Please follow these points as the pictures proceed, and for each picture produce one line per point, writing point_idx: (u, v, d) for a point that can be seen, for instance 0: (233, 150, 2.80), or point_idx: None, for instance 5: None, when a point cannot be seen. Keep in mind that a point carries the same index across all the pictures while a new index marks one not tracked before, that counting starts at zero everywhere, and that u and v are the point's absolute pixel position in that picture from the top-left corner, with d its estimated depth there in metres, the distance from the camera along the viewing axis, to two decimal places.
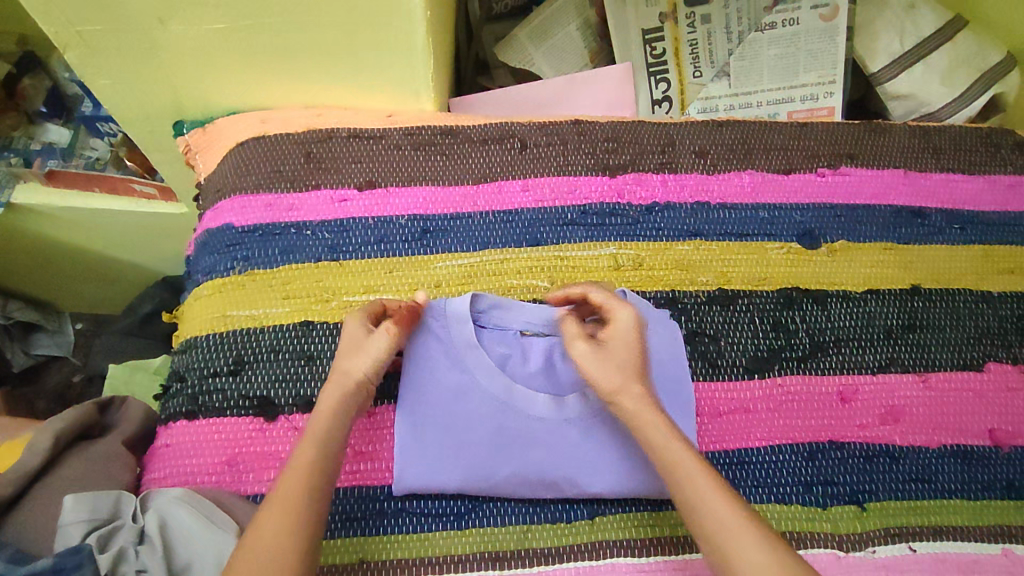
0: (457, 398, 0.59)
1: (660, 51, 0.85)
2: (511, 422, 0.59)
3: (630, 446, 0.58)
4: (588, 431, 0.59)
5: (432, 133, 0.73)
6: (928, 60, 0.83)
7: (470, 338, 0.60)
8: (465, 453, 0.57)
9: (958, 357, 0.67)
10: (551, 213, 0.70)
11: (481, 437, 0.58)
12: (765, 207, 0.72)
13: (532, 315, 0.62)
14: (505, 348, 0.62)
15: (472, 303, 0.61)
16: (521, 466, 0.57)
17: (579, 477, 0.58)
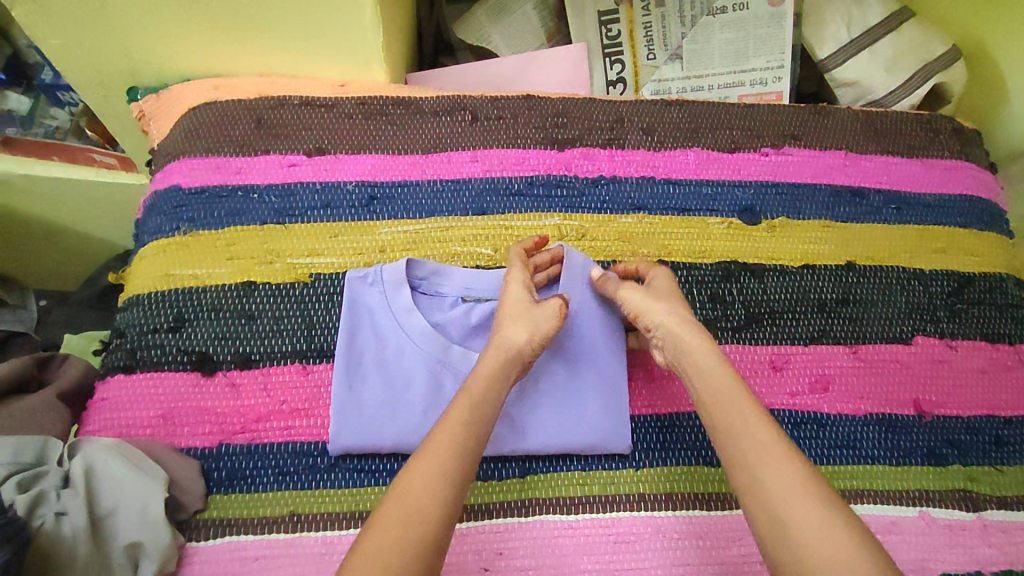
0: (395, 357, 0.60)
1: (615, 33, 0.87)
2: (447, 379, 0.60)
3: (563, 403, 0.60)
4: (524, 389, 0.61)
5: (384, 103, 0.74)
6: (874, 47, 0.85)
7: (406, 302, 0.62)
8: (402, 411, 0.58)
9: (888, 330, 0.69)
10: (499, 183, 0.72)
11: (417, 393, 0.59)
12: (709, 183, 0.74)
13: (470, 281, 0.64)
14: (442, 314, 0.63)
15: (409, 268, 0.63)
16: None
17: (512, 432, 0.59)
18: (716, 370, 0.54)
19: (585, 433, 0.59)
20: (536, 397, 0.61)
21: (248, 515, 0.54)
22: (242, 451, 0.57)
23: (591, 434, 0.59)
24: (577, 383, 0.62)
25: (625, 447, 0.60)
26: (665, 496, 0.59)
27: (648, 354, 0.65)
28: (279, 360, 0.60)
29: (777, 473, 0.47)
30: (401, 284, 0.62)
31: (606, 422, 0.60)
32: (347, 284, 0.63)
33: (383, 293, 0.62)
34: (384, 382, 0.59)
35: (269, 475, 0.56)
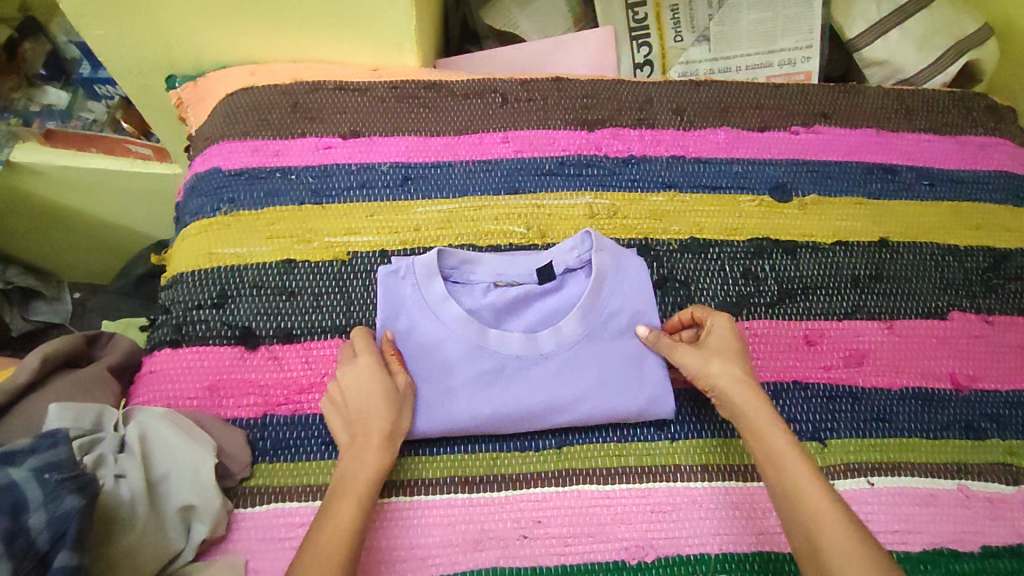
0: (431, 349, 0.60)
1: (642, 15, 0.87)
2: (488, 363, 0.60)
3: (606, 378, 0.60)
4: (566, 363, 0.60)
5: (415, 87, 0.76)
6: (904, 25, 0.84)
7: (439, 292, 0.61)
8: (446, 394, 0.58)
9: (923, 305, 0.68)
10: (530, 163, 0.73)
11: (459, 379, 0.59)
12: (739, 161, 0.75)
13: (501, 267, 0.64)
14: (476, 299, 0.63)
15: (438, 259, 0.62)
16: (500, 405, 0.58)
17: (554, 412, 0.59)
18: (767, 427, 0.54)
19: (628, 401, 0.59)
20: (579, 369, 0.60)
21: (293, 482, 0.56)
22: (287, 421, 0.58)
23: (633, 400, 0.59)
24: (617, 357, 0.61)
25: (669, 412, 0.60)
26: (701, 468, 0.59)
27: None
28: (320, 335, 0.61)
29: (830, 527, 0.47)
30: (434, 272, 0.61)
31: (649, 389, 0.60)
32: (380, 279, 0.62)
33: (415, 283, 0.61)
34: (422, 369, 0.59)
35: (314, 445, 0.57)
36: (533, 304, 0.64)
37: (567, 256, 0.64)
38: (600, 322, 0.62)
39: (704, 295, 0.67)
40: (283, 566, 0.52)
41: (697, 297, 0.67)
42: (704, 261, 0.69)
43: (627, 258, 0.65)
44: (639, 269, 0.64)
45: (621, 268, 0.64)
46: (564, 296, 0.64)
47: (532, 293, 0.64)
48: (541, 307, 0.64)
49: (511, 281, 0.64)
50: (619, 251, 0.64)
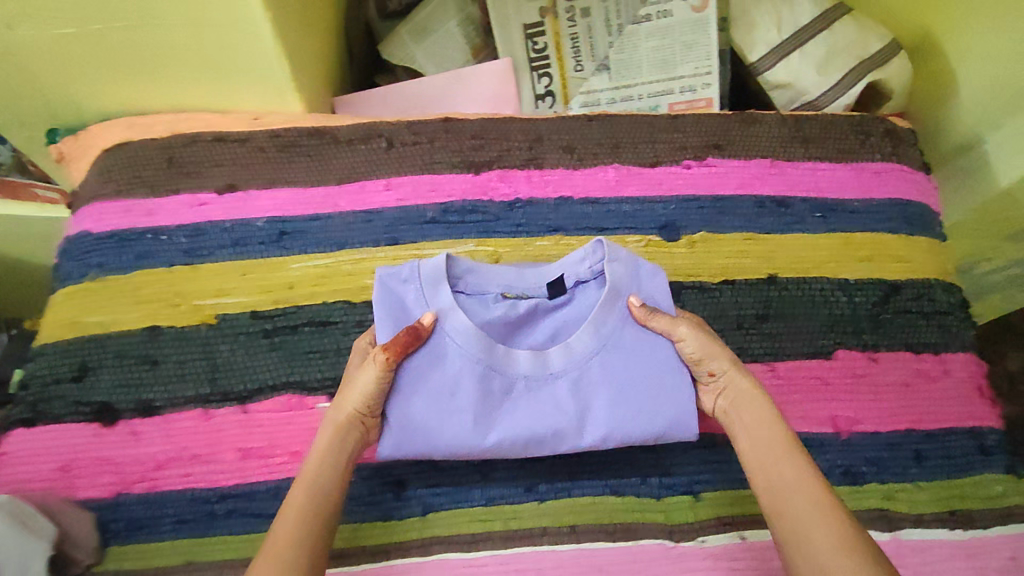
0: (433, 363, 0.56)
1: (541, 45, 0.85)
2: (495, 382, 0.57)
3: (624, 399, 0.56)
4: (577, 383, 0.58)
5: (297, 134, 0.74)
6: (804, 49, 0.82)
7: (445, 300, 0.57)
8: (449, 416, 0.55)
9: (809, 344, 0.67)
10: (413, 211, 0.71)
11: (461, 398, 0.56)
12: (628, 200, 0.73)
13: (510, 279, 0.61)
14: (486, 310, 0.60)
15: (448, 264, 0.60)
16: (507, 428, 0.56)
17: (573, 435, 0.57)
18: (771, 434, 0.54)
19: (647, 421, 0.56)
20: (592, 388, 0.57)
21: (145, 563, 0.56)
22: (140, 500, 0.58)
23: (656, 420, 0.56)
24: (636, 376, 0.57)
25: (693, 435, 0.57)
26: (567, 529, 0.58)
27: None
28: (184, 405, 0.61)
29: (822, 531, 0.48)
30: (440, 282, 0.58)
31: (671, 410, 0.56)
32: (379, 279, 0.59)
33: (420, 290, 0.58)
34: (426, 390, 0.56)
35: (167, 523, 0.57)
36: (544, 317, 0.63)
37: (576, 267, 0.62)
38: (615, 339, 0.58)
39: None
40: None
41: None
42: None
43: (645, 268, 0.61)
44: (654, 278, 0.60)
45: (637, 278, 0.60)
46: (576, 310, 0.62)
47: (541, 306, 0.62)
48: (552, 321, 0.63)
49: (518, 293, 0.62)
50: (634, 259, 0.61)
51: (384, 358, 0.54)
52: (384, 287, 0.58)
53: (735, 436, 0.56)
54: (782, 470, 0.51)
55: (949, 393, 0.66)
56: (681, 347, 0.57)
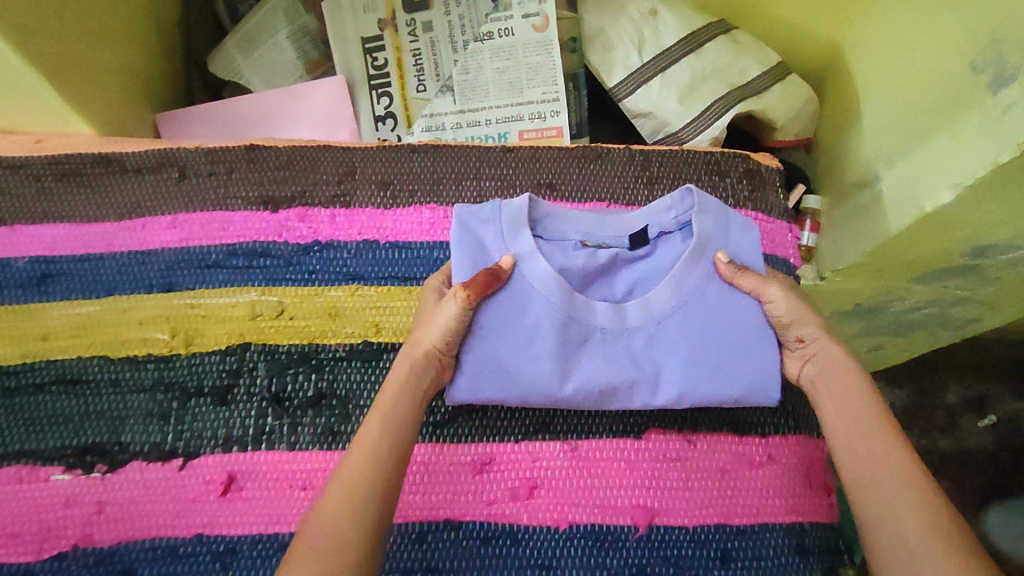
0: (520, 309, 0.55)
1: (382, 62, 0.76)
2: (575, 330, 0.56)
3: (660, 356, 0.56)
4: (652, 339, 0.56)
5: (80, 162, 0.66)
6: (666, 73, 0.73)
7: (528, 244, 0.57)
8: (515, 360, 0.55)
9: (618, 422, 0.59)
10: (195, 254, 0.64)
11: (546, 345, 0.55)
12: (442, 246, 0.65)
13: (591, 226, 0.61)
14: (566, 258, 0.60)
15: (530, 207, 0.60)
16: (585, 377, 0.55)
17: (613, 396, 0.56)
18: (859, 404, 0.50)
19: (724, 384, 0.55)
20: (667, 346, 0.56)
21: None
22: None
23: (736, 382, 0.55)
24: (720, 334, 0.56)
25: (773, 401, 0.56)
26: None
27: (327, 460, 0.57)
28: None
29: (912, 508, 0.44)
30: (520, 226, 0.58)
31: (750, 370, 0.56)
32: (457, 218, 0.59)
33: (498, 233, 0.59)
34: (506, 334, 0.55)
35: None
36: (622, 268, 0.61)
37: (664, 216, 0.62)
38: (699, 293, 0.57)
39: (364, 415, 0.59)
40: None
41: (354, 417, 0.59)
42: (371, 372, 0.60)
43: (734, 222, 0.61)
44: (745, 233, 0.61)
45: (724, 231, 0.60)
46: (656, 261, 0.61)
47: (622, 257, 0.61)
48: (630, 272, 0.61)
49: (600, 242, 0.62)
50: (724, 212, 0.61)
51: (464, 295, 0.53)
52: (464, 228, 0.59)
53: (819, 406, 0.53)
54: (871, 443, 0.48)
55: (772, 484, 0.58)
56: (768, 310, 0.56)
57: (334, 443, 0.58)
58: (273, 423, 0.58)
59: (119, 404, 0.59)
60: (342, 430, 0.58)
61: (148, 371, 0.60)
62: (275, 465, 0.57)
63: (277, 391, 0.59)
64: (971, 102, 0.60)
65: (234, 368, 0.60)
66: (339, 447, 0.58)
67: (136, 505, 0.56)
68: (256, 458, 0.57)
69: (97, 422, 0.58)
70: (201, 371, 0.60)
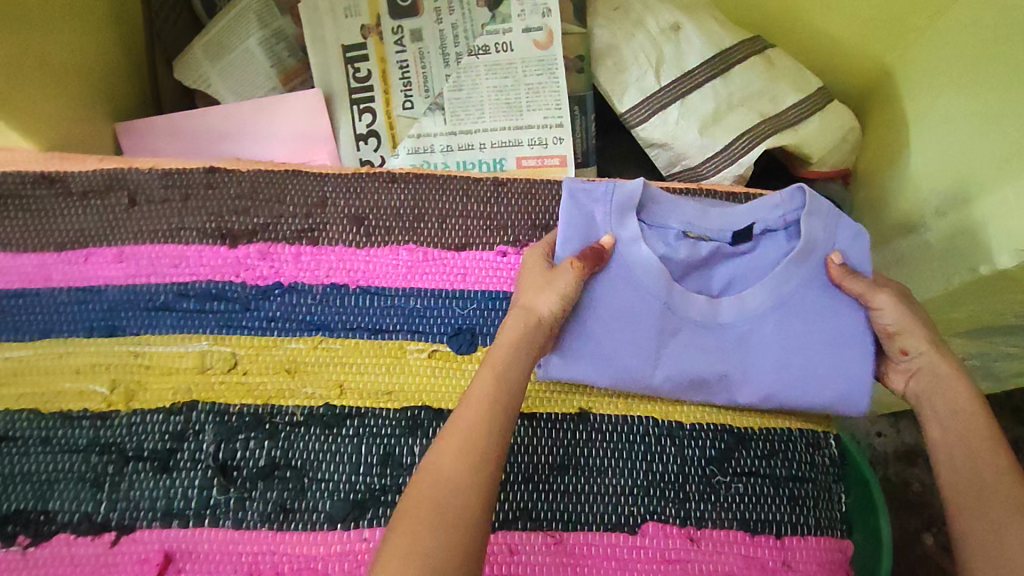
0: (620, 293, 0.53)
1: (365, 73, 0.68)
2: (671, 321, 0.53)
3: (756, 357, 0.53)
4: (746, 339, 0.53)
5: (18, 181, 0.59)
6: (686, 99, 0.65)
7: (632, 230, 0.53)
8: (612, 344, 0.52)
9: (611, 512, 0.52)
10: (141, 293, 0.56)
11: (641, 333, 0.52)
12: (419, 294, 0.58)
13: (695, 217, 0.56)
14: (667, 247, 0.55)
15: (641, 189, 0.55)
16: (676, 370, 0.52)
17: (701, 390, 0.53)
18: (972, 418, 0.46)
19: (815, 391, 0.52)
20: (762, 347, 0.53)
21: None
22: None
23: (829, 390, 0.52)
24: (821, 339, 0.52)
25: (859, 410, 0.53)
26: None
27: (276, 541, 0.50)
28: None
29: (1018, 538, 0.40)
30: (627, 211, 0.54)
31: (844, 383, 0.52)
32: (567, 193, 0.55)
33: (604, 214, 0.54)
34: (602, 318, 0.53)
35: None
36: (724, 262, 0.57)
37: (770, 215, 0.56)
38: (803, 295, 0.53)
39: (321, 490, 0.52)
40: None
41: (309, 492, 0.51)
42: (331, 441, 0.53)
43: (847, 225, 0.54)
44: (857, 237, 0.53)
45: (834, 234, 0.54)
46: (759, 261, 0.56)
47: (724, 252, 0.57)
48: (731, 267, 0.56)
49: (703, 234, 0.57)
50: (836, 217, 0.54)
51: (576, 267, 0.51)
52: (574, 204, 0.55)
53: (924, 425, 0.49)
54: (977, 462, 0.44)
55: None
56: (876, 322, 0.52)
57: (285, 522, 0.51)
58: (218, 496, 0.51)
59: (48, 466, 0.51)
60: (294, 507, 0.51)
61: (82, 429, 0.52)
62: (219, 545, 0.50)
63: (225, 459, 0.52)
64: (1018, 171, 0.53)
65: (179, 430, 0.52)
66: (290, 527, 0.51)
67: None
68: (198, 537, 0.50)
69: (23, 486, 0.51)
70: (142, 432, 0.52)
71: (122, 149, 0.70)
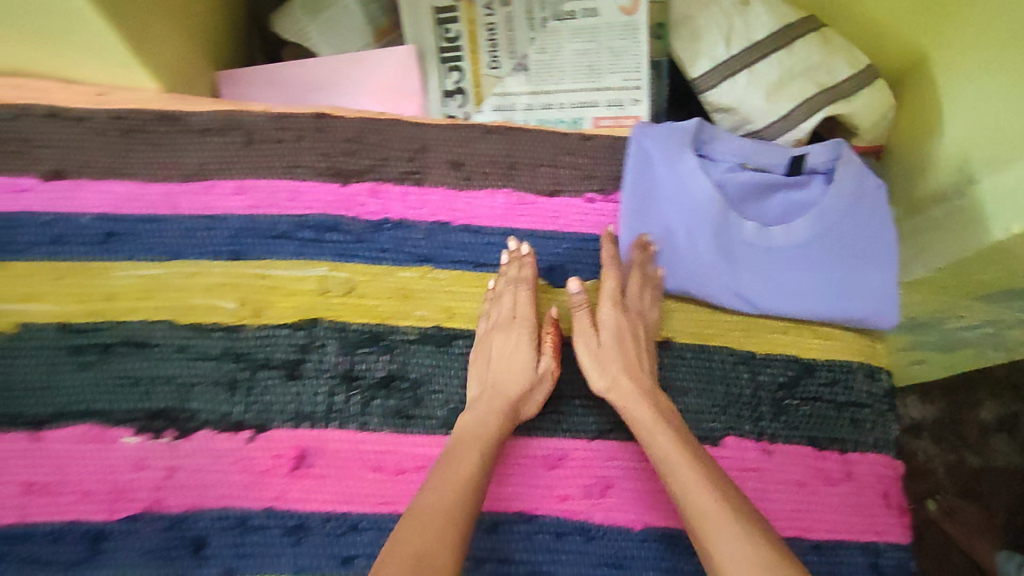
0: (679, 212, 0.61)
1: (454, 34, 0.74)
2: (726, 240, 0.60)
3: (800, 272, 0.61)
4: (788, 260, 0.61)
5: (143, 120, 0.64)
6: (754, 68, 0.71)
7: (691, 162, 0.61)
8: (672, 252, 0.61)
9: (695, 427, 0.58)
10: (263, 222, 0.62)
11: (696, 246, 0.60)
12: (517, 233, 0.63)
13: (753, 150, 0.63)
14: (725, 177, 0.63)
15: (698, 128, 0.63)
16: (730, 280, 0.60)
17: (753, 299, 0.60)
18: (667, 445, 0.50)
19: (851, 303, 0.60)
20: (804, 264, 0.61)
21: None
22: None
23: (863, 303, 0.60)
24: (850, 260, 0.61)
25: (891, 324, 0.61)
26: None
27: (398, 441, 0.55)
28: None
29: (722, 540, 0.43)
30: (686, 145, 0.62)
31: (874, 299, 0.60)
32: (633, 136, 0.63)
33: (668, 152, 0.62)
34: (666, 235, 0.61)
35: None
36: (777, 194, 0.64)
37: (818, 156, 0.63)
38: (835, 225, 0.61)
39: (435, 400, 0.57)
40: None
41: (426, 401, 0.57)
42: (443, 357, 0.58)
43: (870, 178, 0.61)
44: (880, 189, 0.61)
45: (862, 182, 0.61)
46: (806, 196, 0.63)
47: (775, 184, 0.63)
48: (783, 198, 0.64)
49: (760, 166, 0.63)
50: (864, 169, 0.61)
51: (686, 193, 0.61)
52: (638, 145, 0.63)
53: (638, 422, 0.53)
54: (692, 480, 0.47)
55: (848, 501, 0.57)
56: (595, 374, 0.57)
57: (406, 427, 0.56)
58: (344, 401, 0.56)
59: (186, 371, 0.56)
60: (414, 413, 0.56)
61: (215, 340, 0.57)
62: (348, 444, 0.55)
63: (348, 370, 0.57)
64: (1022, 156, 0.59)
65: (304, 343, 0.58)
66: (410, 431, 0.56)
67: (206, 474, 0.54)
68: (328, 436, 0.55)
69: (166, 388, 0.56)
70: (271, 344, 0.58)
71: (221, 94, 0.75)
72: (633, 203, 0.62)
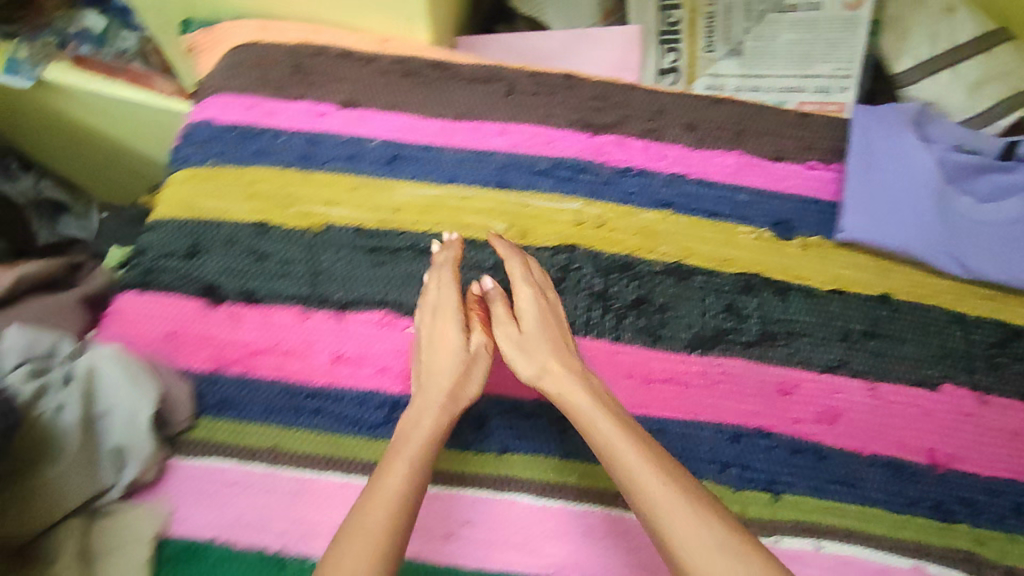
0: (902, 180, 0.68)
1: (675, 19, 0.82)
2: (944, 209, 0.67)
3: (1014, 244, 0.66)
4: (1001, 233, 0.67)
5: (420, 65, 0.74)
6: (957, 67, 0.77)
7: (913, 139, 0.69)
8: (895, 214, 0.67)
9: (915, 372, 0.63)
10: (524, 160, 0.70)
11: (918, 211, 0.66)
12: (746, 190, 0.70)
13: (966, 136, 0.70)
14: (944, 153, 0.69)
15: (916, 113, 0.71)
16: (948, 244, 0.66)
17: (968, 263, 0.66)
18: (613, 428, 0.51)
19: None
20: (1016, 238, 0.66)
21: (232, 441, 0.57)
22: (235, 380, 0.59)
23: None
24: None
25: None
26: None
27: (649, 354, 0.62)
28: (285, 301, 0.62)
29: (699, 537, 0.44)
30: (907, 125, 0.70)
31: None
32: (856, 114, 0.71)
33: (891, 128, 0.70)
34: (890, 199, 0.67)
35: (256, 407, 0.59)
36: (990, 175, 0.69)
37: None
38: None
39: (680, 324, 0.64)
40: (208, 522, 0.55)
41: (672, 324, 0.64)
42: (685, 288, 0.65)
43: None
44: None
45: None
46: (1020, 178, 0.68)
47: (990, 166, 0.69)
48: (995, 179, 0.68)
49: (971, 150, 0.70)
50: None
51: (908, 165, 0.68)
52: (862, 122, 0.71)
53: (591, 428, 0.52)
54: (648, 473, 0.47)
55: None
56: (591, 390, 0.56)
57: (656, 343, 0.63)
58: (601, 316, 0.64)
59: (464, 277, 0.66)
60: (662, 333, 0.63)
61: (487, 254, 0.66)
62: (606, 353, 0.62)
63: (603, 290, 0.64)
64: None
65: (564, 263, 0.65)
66: (660, 347, 0.63)
67: (485, 363, 0.62)
68: (587, 344, 0.63)
69: None
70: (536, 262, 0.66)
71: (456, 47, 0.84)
72: (857, 170, 0.69)
